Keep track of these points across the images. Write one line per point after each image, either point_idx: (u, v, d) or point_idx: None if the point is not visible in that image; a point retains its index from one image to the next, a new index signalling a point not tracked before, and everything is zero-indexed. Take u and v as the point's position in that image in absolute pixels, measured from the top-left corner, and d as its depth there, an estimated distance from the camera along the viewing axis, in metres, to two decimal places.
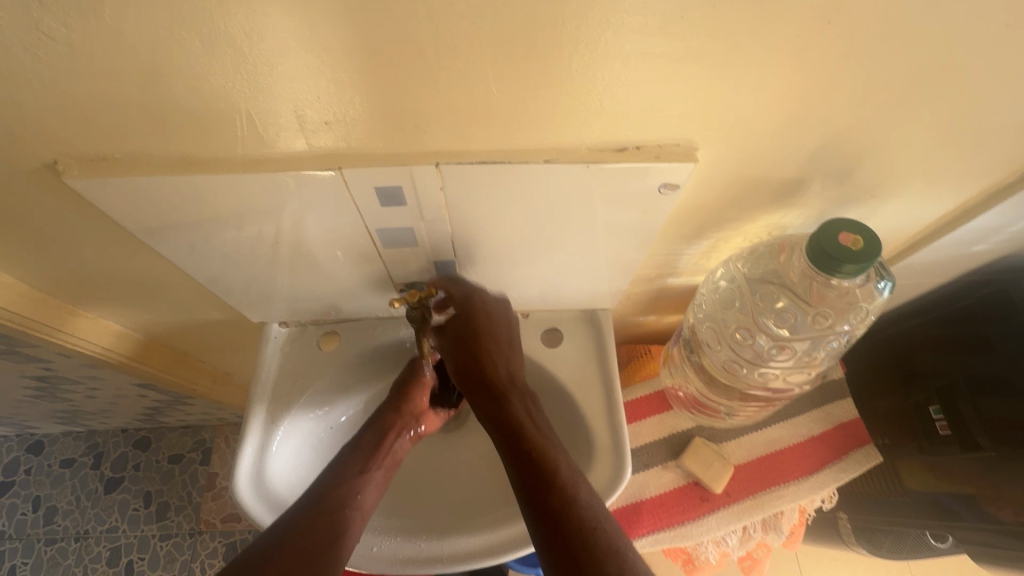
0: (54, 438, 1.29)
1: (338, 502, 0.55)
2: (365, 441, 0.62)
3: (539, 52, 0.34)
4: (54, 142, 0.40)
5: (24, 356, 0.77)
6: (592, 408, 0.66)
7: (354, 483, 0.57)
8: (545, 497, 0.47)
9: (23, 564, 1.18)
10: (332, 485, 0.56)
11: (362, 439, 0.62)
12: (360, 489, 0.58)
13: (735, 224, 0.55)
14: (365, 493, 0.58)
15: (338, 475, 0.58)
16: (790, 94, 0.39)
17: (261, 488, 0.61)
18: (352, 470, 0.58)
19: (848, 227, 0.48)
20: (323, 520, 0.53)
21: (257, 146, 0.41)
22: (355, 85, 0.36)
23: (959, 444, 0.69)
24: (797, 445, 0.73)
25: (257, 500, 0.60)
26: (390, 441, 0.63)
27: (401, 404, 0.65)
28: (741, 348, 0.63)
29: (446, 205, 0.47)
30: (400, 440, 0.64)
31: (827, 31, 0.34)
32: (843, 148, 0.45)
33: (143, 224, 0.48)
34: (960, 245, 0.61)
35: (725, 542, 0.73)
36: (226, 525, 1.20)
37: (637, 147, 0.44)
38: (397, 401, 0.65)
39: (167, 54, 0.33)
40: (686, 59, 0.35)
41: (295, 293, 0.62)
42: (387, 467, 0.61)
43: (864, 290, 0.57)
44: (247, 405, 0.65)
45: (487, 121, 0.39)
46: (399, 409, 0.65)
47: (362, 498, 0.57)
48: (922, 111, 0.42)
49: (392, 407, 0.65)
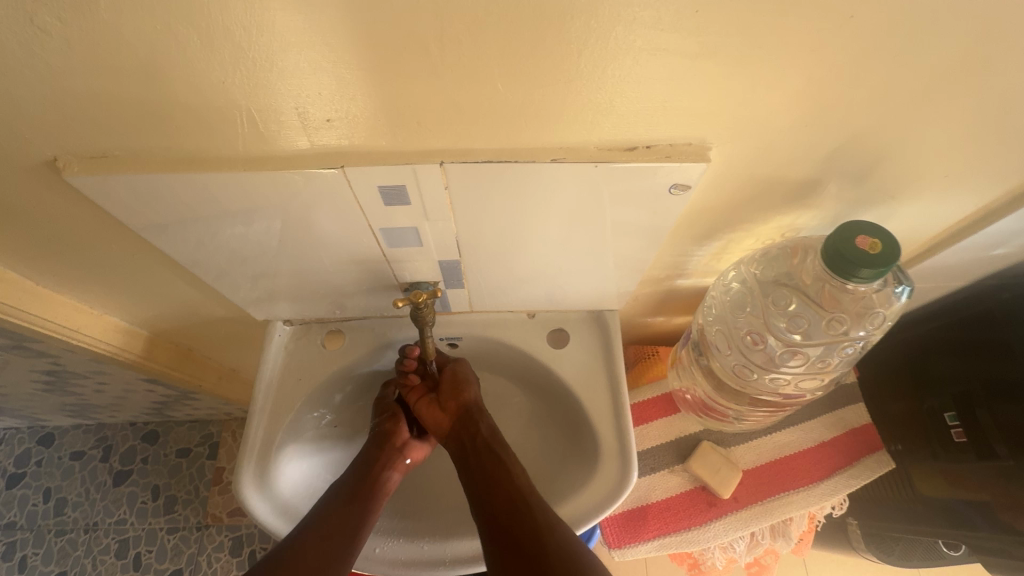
0: (64, 430, 1.30)
1: (325, 534, 0.54)
2: (352, 476, 0.61)
3: (547, 47, 0.33)
4: (55, 139, 0.39)
5: (31, 351, 0.77)
6: (599, 411, 0.65)
7: (341, 514, 0.57)
8: (509, 526, 0.51)
9: (34, 554, 1.20)
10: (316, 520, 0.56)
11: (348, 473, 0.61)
12: (349, 520, 0.56)
13: (747, 225, 0.54)
14: (355, 529, 0.56)
15: (324, 510, 0.57)
16: (808, 91, 0.37)
17: (263, 476, 0.61)
18: (337, 505, 0.57)
19: (866, 230, 0.47)
20: (307, 552, 0.53)
21: (259, 143, 0.40)
22: (357, 82, 0.35)
23: (975, 454, 0.67)
24: (807, 451, 0.72)
25: (258, 489, 0.61)
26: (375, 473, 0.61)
27: (383, 439, 0.64)
28: (752, 353, 0.62)
29: (450, 205, 0.46)
30: (390, 474, 0.62)
31: (849, 26, 0.33)
32: (863, 148, 0.43)
33: (145, 221, 0.47)
34: (981, 248, 0.59)
35: (733, 547, 0.72)
36: (232, 519, 1.21)
37: (647, 146, 0.42)
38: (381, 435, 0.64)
39: (165, 50, 0.32)
40: (700, 55, 0.34)
41: (299, 291, 0.61)
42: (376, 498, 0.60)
43: (881, 295, 0.55)
44: (254, 391, 0.65)
45: (493, 119, 0.38)
46: (381, 445, 0.64)
47: (355, 529, 0.56)
48: (946, 110, 0.40)
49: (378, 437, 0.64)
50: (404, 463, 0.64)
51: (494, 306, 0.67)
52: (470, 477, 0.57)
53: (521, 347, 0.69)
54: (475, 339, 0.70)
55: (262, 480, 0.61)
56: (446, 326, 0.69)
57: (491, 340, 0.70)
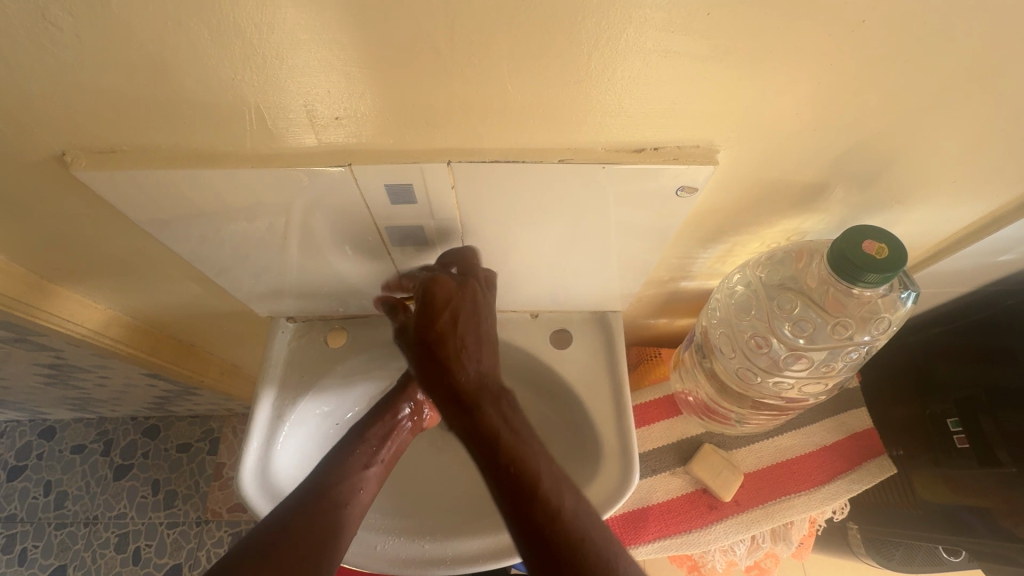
0: (66, 423, 1.30)
1: (341, 496, 0.55)
2: (371, 434, 0.62)
3: (555, 47, 0.33)
4: (62, 133, 0.39)
5: (35, 344, 0.77)
6: (601, 411, 0.65)
7: (358, 476, 0.58)
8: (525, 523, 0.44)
9: (34, 547, 1.20)
10: (336, 476, 0.56)
11: (366, 431, 0.61)
12: (364, 483, 0.58)
13: (753, 228, 0.54)
14: (367, 488, 0.58)
15: (344, 466, 0.58)
16: (817, 96, 0.37)
17: (268, 441, 0.63)
18: (357, 463, 0.59)
19: (873, 234, 0.47)
20: (326, 509, 0.53)
21: (266, 140, 0.40)
22: (366, 80, 0.35)
23: (977, 459, 0.67)
24: (809, 455, 0.72)
25: (257, 453, 0.62)
26: (387, 431, 0.63)
27: (404, 397, 0.65)
28: (756, 356, 0.62)
29: (456, 204, 0.46)
30: (402, 431, 0.64)
31: (861, 31, 0.33)
32: (869, 152, 0.43)
33: (153, 217, 0.47)
34: (987, 255, 0.59)
35: (733, 550, 0.72)
36: (231, 515, 1.21)
37: (654, 148, 0.42)
38: (401, 396, 0.65)
39: (175, 46, 0.32)
40: (709, 57, 0.34)
41: (303, 288, 0.61)
42: (386, 457, 0.62)
43: (887, 300, 0.55)
44: (273, 357, 0.67)
45: (501, 119, 0.38)
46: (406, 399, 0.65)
47: (356, 500, 0.56)
48: (956, 115, 0.40)
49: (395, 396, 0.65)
50: (414, 427, 0.66)
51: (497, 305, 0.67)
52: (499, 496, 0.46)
53: (523, 347, 0.69)
54: None
55: (264, 444, 0.62)
56: None
57: None
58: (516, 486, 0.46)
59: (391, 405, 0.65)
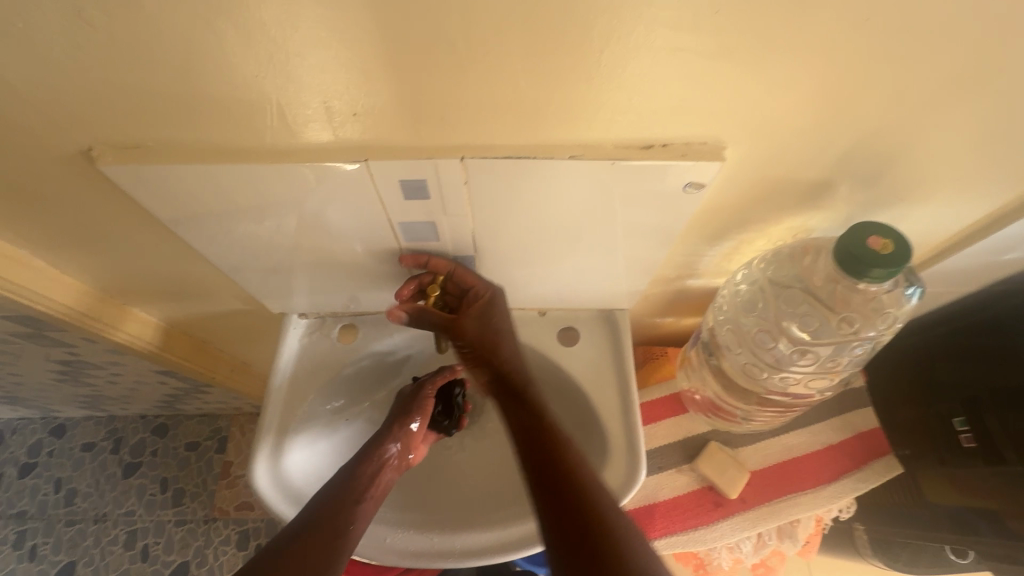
0: (76, 421, 1.32)
1: (331, 531, 0.53)
2: (357, 474, 0.59)
3: (568, 46, 0.34)
4: (90, 129, 0.40)
5: (51, 340, 0.79)
6: (608, 408, 0.65)
7: (347, 514, 0.55)
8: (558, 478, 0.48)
9: (44, 543, 1.22)
10: (326, 513, 0.54)
11: (355, 469, 0.60)
12: (354, 518, 0.56)
13: (759, 226, 0.54)
14: (357, 524, 0.56)
15: (332, 504, 0.55)
16: (823, 93, 0.38)
17: (278, 437, 0.64)
18: (345, 501, 0.56)
19: (877, 230, 0.47)
20: (314, 549, 0.51)
21: (284, 136, 0.41)
22: (383, 77, 0.36)
23: (982, 458, 0.68)
24: (816, 453, 0.72)
25: (267, 448, 0.63)
26: (381, 471, 0.61)
27: (392, 436, 0.63)
28: (762, 352, 0.62)
29: (468, 200, 0.47)
30: (390, 469, 0.62)
31: (866, 29, 0.34)
32: (874, 151, 0.44)
33: (172, 213, 0.49)
34: (992, 253, 0.60)
35: (739, 548, 0.72)
36: (239, 513, 1.22)
37: (663, 144, 0.43)
38: (389, 432, 0.64)
39: (204, 43, 0.34)
40: (718, 55, 0.35)
41: (315, 284, 0.62)
42: (374, 496, 0.59)
43: (891, 296, 0.55)
44: (284, 353, 0.68)
45: (513, 115, 0.39)
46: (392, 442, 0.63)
47: (347, 535, 0.54)
48: (959, 113, 0.41)
49: (385, 436, 0.63)
50: (402, 464, 0.64)
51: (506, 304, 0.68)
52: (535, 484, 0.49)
53: (532, 344, 0.70)
54: None
55: (275, 440, 0.63)
56: None
57: None
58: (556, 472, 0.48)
59: (377, 444, 0.63)
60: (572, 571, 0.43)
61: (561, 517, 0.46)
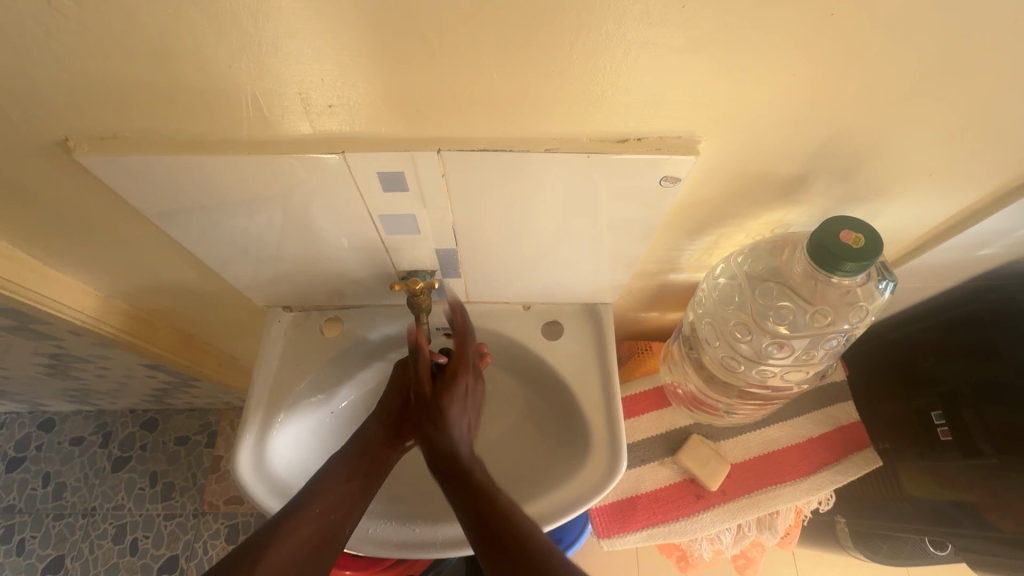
0: (65, 416, 1.32)
1: (322, 508, 0.55)
2: (350, 452, 0.59)
3: (539, 39, 0.34)
4: (66, 120, 0.41)
5: (36, 333, 0.79)
6: (590, 401, 0.66)
7: (337, 492, 0.56)
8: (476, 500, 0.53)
9: (32, 537, 1.21)
10: (315, 491, 0.55)
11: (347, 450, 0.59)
12: (345, 496, 0.57)
13: (737, 220, 0.55)
14: (350, 503, 0.57)
15: (323, 482, 0.56)
16: (794, 89, 0.39)
17: (262, 426, 0.64)
18: (335, 480, 0.57)
19: (851, 225, 0.48)
20: (302, 527, 0.53)
21: (261, 127, 0.41)
22: (358, 69, 0.36)
23: (959, 451, 0.69)
24: (796, 446, 0.73)
25: (251, 437, 0.63)
26: (378, 451, 0.60)
27: (389, 416, 0.62)
28: (739, 345, 0.63)
29: (447, 193, 0.47)
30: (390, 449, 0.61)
31: (832, 23, 0.34)
32: (846, 146, 0.45)
33: (153, 205, 0.49)
34: (967, 249, 0.61)
35: (720, 540, 0.74)
36: (228, 507, 1.22)
37: (638, 138, 0.43)
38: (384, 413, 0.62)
39: (176, 33, 0.34)
40: (689, 49, 0.35)
41: (298, 277, 0.62)
42: (367, 473, 0.59)
43: (865, 289, 0.56)
44: (269, 344, 0.68)
45: (488, 109, 0.40)
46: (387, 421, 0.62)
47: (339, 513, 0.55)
48: (928, 109, 0.41)
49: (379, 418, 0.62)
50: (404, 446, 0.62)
51: (490, 297, 0.68)
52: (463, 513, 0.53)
53: (515, 337, 0.70)
54: None
55: (258, 429, 0.64)
56: (441, 316, 0.70)
57: (488, 332, 0.71)
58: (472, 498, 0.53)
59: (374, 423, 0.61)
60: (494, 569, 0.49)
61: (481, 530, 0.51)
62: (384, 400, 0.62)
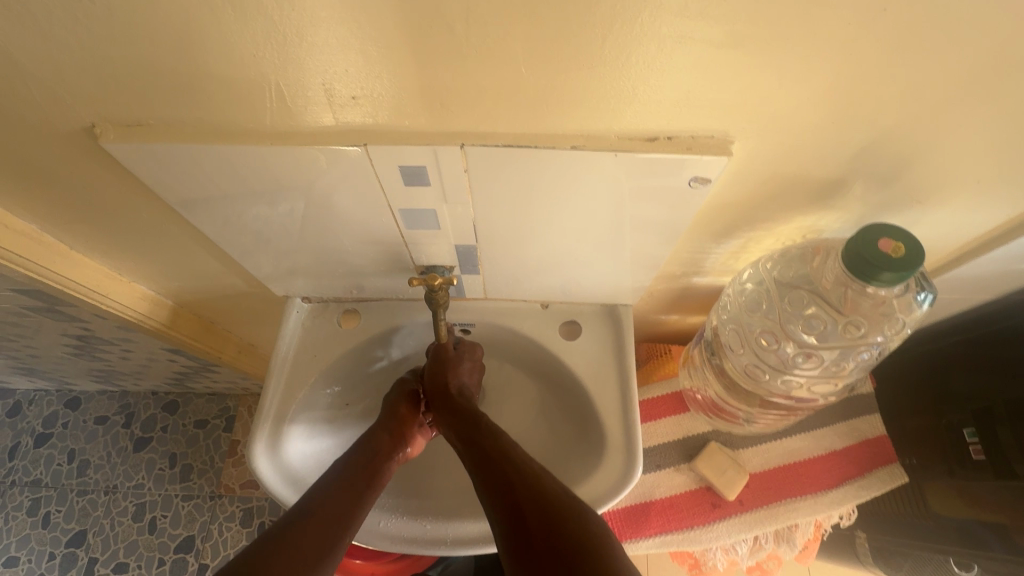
0: (90, 395, 1.35)
1: (332, 516, 0.51)
2: (354, 462, 0.57)
3: (569, 33, 0.33)
4: (94, 107, 0.41)
5: (64, 315, 0.80)
6: (607, 405, 0.65)
7: (347, 497, 0.53)
8: (506, 466, 0.50)
9: (56, 511, 1.25)
10: (321, 496, 0.53)
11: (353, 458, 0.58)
12: (353, 506, 0.53)
13: (767, 225, 0.53)
14: (359, 510, 0.54)
15: (331, 488, 0.54)
16: (836, 88, 0.37)
17: (278, 414, 0.64)
18: (339, 488, 0.54)
19: (890, 233, 0.46)
20: (313, 527, 0.49)
21: (284, 119, 0.41)
22: (382, 59, 0.35)
23: (992, 472, 0.66)
24: (818, 458, 0.71)
25: (267, 424, 0.64)
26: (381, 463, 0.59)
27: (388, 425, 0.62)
28: (765, 353, 0.61)
29: (470, 187, 0.46)
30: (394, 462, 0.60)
31: (882, 21, 0.32)
32: (889, 150, 0.43)
33: (175, 193, 0.49)
34: (1011, 261, 0.58)
35: (735, 550, 0.72)
36: (243, 491, 1.24)
37: (668, 137, 0.42)
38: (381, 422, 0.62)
39: (202, 22, 0.33)
40: (727, 45, 0.34)
41: (317, 269, 0.62)
42: (372, 481, 0.57)
43: (902, 300, 0.54)
44: (285, 334, 0.68)
45: (514, 103, 0.39)
46: (387, 428, 0.62)
47: (346, 515, 0.52)
48: (982, 113, 0.39)
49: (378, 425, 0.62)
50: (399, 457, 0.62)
51: (508, 295, 0.67)
52: (486, 487, 0.50)
53: (532, 337, 0.69)
54: (488, 327, 0.71)
55: (274, 417, 0.64)
56: (459, 312, 0.70)
57: (506, 330, 0.70)
58: (499, 468, 0.50)
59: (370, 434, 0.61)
60: (523, 530, 0.45)
61: (511, 491, 0.47)
62: (389, 407, 0.64)
